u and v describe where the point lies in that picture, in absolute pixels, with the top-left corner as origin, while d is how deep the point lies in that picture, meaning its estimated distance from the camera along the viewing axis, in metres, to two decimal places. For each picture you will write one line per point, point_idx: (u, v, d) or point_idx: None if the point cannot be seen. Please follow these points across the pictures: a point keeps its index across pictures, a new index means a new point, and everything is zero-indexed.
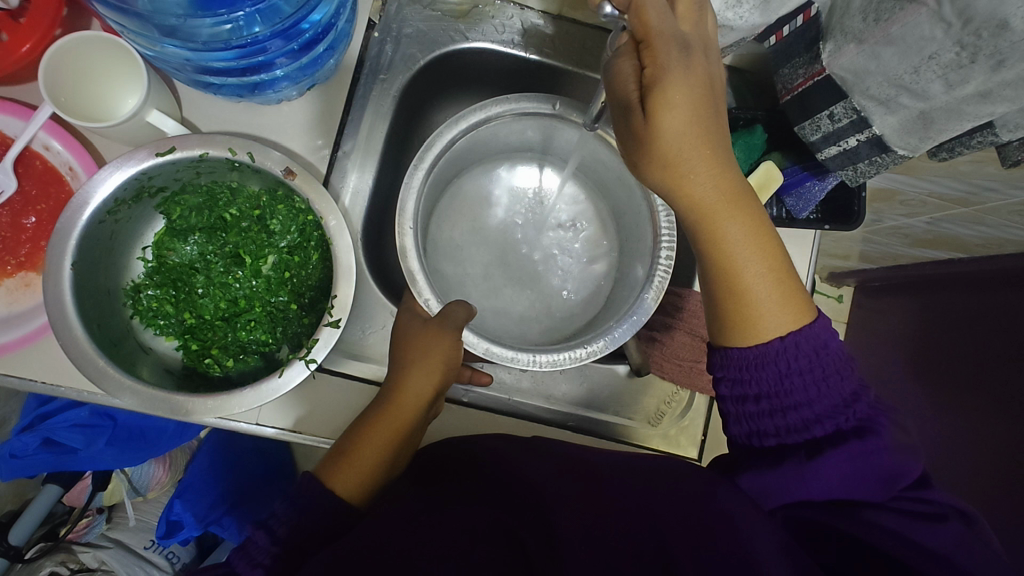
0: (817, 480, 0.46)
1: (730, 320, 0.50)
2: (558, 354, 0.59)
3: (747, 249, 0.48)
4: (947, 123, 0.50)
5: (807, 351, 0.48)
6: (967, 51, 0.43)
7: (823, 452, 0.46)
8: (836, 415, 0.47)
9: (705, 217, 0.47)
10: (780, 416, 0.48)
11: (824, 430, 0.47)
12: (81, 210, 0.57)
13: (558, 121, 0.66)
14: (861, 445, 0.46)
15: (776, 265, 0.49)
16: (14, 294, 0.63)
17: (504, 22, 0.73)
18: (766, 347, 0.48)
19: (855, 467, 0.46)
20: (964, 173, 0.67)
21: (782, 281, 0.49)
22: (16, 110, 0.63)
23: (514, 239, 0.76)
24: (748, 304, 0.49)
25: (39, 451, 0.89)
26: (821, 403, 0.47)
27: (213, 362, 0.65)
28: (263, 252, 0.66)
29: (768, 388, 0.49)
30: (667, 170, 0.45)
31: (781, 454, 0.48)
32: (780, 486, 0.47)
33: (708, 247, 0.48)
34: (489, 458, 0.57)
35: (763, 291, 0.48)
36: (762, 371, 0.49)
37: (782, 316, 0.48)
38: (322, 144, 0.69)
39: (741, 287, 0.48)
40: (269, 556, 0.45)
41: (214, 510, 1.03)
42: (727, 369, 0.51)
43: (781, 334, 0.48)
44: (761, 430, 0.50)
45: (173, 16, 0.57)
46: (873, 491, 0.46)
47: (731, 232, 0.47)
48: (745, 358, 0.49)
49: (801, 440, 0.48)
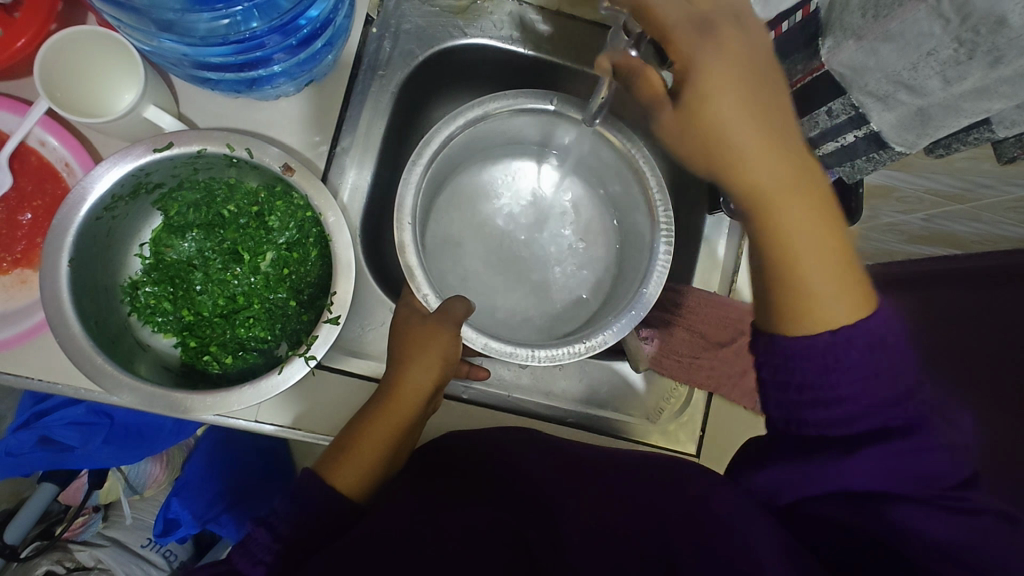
0: (849, 473, 0.44)
1: (780, 307, 0.46)
2: (557, 349, 0.59)
3: (800, 230, 0.44)
4: (944, 119, 0.50)
5: (861, 345, 0.43)
6: (965, 48, 0.43)
7: (859, 447, 0.44)
8: (884, 412, 0.43)
9: (755, 195, 0.44)
10: (823, 410, 0.44)
11: (867, 426, 0.44)
12: (78, 206, 0.57)
13: (558, 118, 0.66)
14: (903, 440, 0.43)
15: (835, 251, 0.44)
16: (10, 291, 0.63)
17: (503, 18, 0.73)
18: (815, 339, 0.44)
19: (889, 463, 0.43)
20: (961, 170, 0.67)
21: (840, 269, 0.44)
22: (12, 105, 0.62)
23: (512, 239, 0.76)
24: (800, 290, 0.45)
25: (35, 449, 0.88)
26: (870, 399, 0.43)
27: (212, 358, 0.65)
28: (261, 248, 0.65)
29: (813, 380, 0.44)
30: (716, 146, 0.44)
31: (815, 446, 0.46)
32: (804, 477, 0.46)
33: (762, 229, 0.45)
34: (489, 453, 0.57)
35: (818, 278, 0.44)
36: (808, 363, 0.44)
37: (837, 308, 0.44)
38: (319, 139, 0.69)
39: (793, 271, 0.45)
40: (270, 553, 0.46)
41: (212, 509, 1.03)
42: (771, 358, 0.46)
43: (833, 326, 0.44)
44: (800, 420, 0.46)
45: (171, 11, 0.57)
46: (905, 486, 0.44)
47: (785, 214, 0.44)
48: (793, 349, 0.45)
49: (841, 432, 0.44)
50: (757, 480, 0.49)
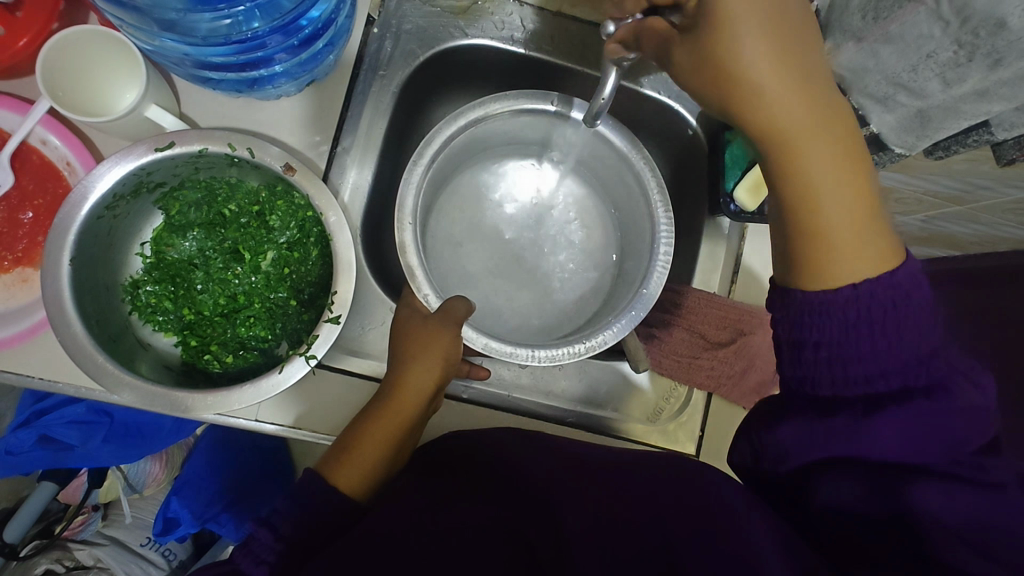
0: (870, 437, 0.42)
1: (800, 262, 0.44)
2: (557, 350, 0.59)
3: (826, 179, 0.41)
4: (944, 122, 0.51)
5: (883, 302, 0.41)
6: (965, 50, 0.44)
7: (882, 408, 0.42)
8: (906, 372, 0.41)
9: (781, 140, 0.41)
10: (840, 367, 0.43)
11: (888, 386, 0.42)
12: (80, 205, 0.57)
13: (558, 118, 0.66)
14: (931, 402, 0.41)
15: (861, 202, 0.42)
16: (11, 290, 0.63)
17: (504, 18, 0.73)
18: (836, 295, 0.42)
19: (912, 427, 0.41)
20: (959, 172, 0.67)
21: (866, 222, 0.42)
22: (14, 104, 0.63)
23: (514, 238, 0.76)
24: (822, 243, 0.43)
25: (35, 448, 0.88)
26: (890, 357, 0.41)
27: (213, 357, 0.65)
28: (262, 248, 0.66)
29: (831, 336, 0.43)
30: (738, 87, 0.41)
31: (833, 406, 0.43)
32: (820, 440, 0.44)
33: (784, 177, 0.42)
34: (488, 452, 0.57)
35: (843, 231, 0.42)
36: (827, 320, 0.43)
37: (860, 262, 0.42)
38: (320, 139, 0.69)
39: (819, 223, 0.42)
40: (273, 553, 0.46)
41: (210, 508, 1.03)
42: (789, 314, 0.45)
43: (854, 281, 0.42)
44: (816, 379, 0.44)
45: (173, 10, 0.57)
46: (929, 452, 0.42)
47: (811, 161, 0.41)
48: (812, 305, 0.43)
49: (860, 393, 0.42)
50: (769, 443, 0.47)
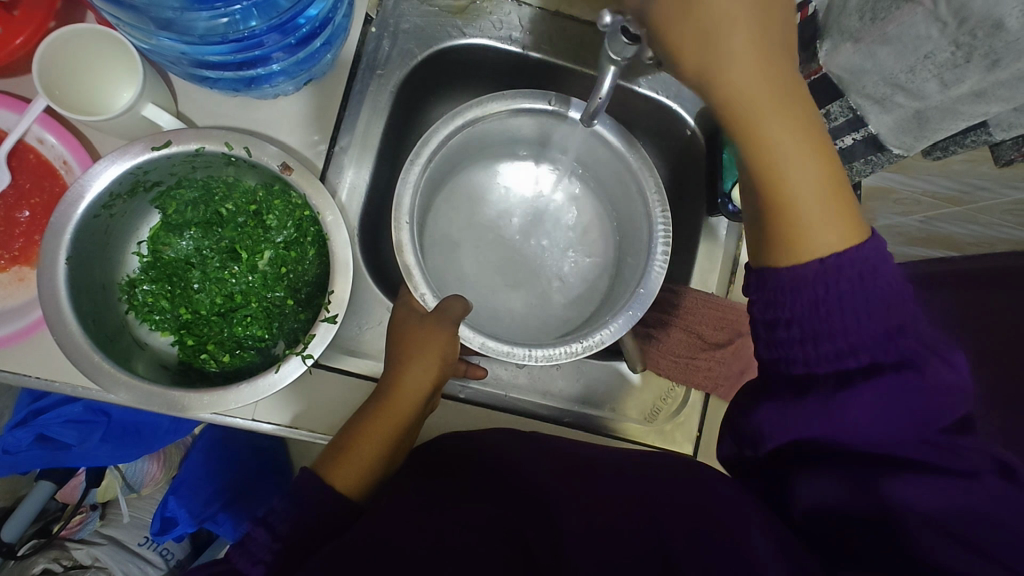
0: (841, 416, 0.42)
1: (771, 236, 0.46)
2: (553, 349, 0.59)
3: (790, 155, 0.43)
4: (942, 123, 0.51)
5: (849, 275, 0.42)
6: (962, 51, 0.43)
7: (853, 384, 0.42)
8: (875, 347, 0.41)
9: (746, 118, 0.44)
10: (810, 344, 0.43)
11: (858, 362, 0.42)
12: (76, 204, 0.57)
13: (556, 119, 0.66)
14: (901, 376, 0.40)
15: (826, 177, 0.44)
16: (8, 289, 0.62)
17: (502, 18, 0.73)
18: (803, 269, 0.44)
19: (884, 406, 0.41)
20: (957, 172, 0.67)
21: (832, 198, 0.44)
22: (10, 103, 0.63)
23: (510, 237, 0.76)
24: (789, 218, 0.44)
25: (32, 447, 0.88)
26: (857, 331, 0.42)
27: (209, 357, 0.65)
28: (259, 247, 0.65)
29: (800, 313, 0.44)
30: (711, 60, 0.43)
31: (808, 386, 0.43)
32: (793, 422, 0.44)
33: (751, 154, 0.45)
34: (485, 453, 0.57)
35: (809, 206, 0.44)
36: (795, 296, 0.44)
37: (823, 235, 0.44)
38: (318, 139, 0.69)
39: (785, 199, 0.44)
40: (270, 552, 0.46)
41: (208, 508, 1.03)
42: (762, 292, 0.46)
43: (823, 254, 0.43)
44: (789, 357, 0.44)
45: (169, 9, 0.57)
46: (901, 432, 0.41)
47: (777, 136, 0.43)
48: (782, 280, 0.45)
49: (831, 368, 0.43)
50: (747, 425, 0.47)
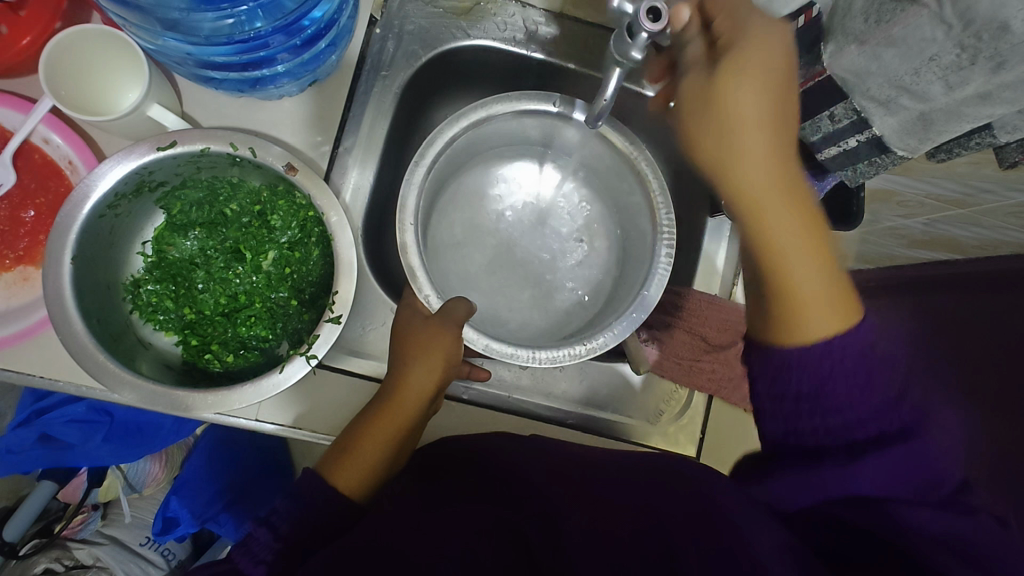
0: (852, 480, 0.43)
1: (774, 313, 0.46)
2: (558, 350, 0.59)
3: (795, 236, 0.45)
4: (946, 124, 0.51)
5: (854, 353, 0.43)
6: (968, 53, 0.44)
7: (863, 455, 0.43)
8: (880, 419, 0.43)
9: (756, 200, 0.45)
10: (819, 418, 0.44)
11: (866, 434, 0.43)
12: (81, 204, 0.57)
13: (560, 120, 0.67)
14: (907, 446, 0.42)
15: (824, 261, 0.45)
16: (12, 288, 0.63)
17: (506, 20, 0.73)
18: (807, 351, 0.44)
19: (894, 471, 0.42)
20: (961, 174, 0.67)
21: (831, 281, 0.45)
22: (17, 103, 0.63)
23: (514, 240, 0.76)
24: (792, 298, 0.45)
25: (35, 446, 0.88)
26: (863, 405, 0.43)
27: (213, 357, 0.65)
28: (263, 247, 0.66)
29: (808, 389, 0.44)
30: (723, 151, 0.45)
31: (818, 454, 0.45)
32: (807, 486, 0.45)
33: (758, 235, 0.45)
34: (488, 455, 0.57)
35: (809, 289, 0.44)
36: (803, 373, 0.44)
37: (821, 318, 0.44)
38: (322, 140, 0.69)
39: (790, 279, 0.45)
40: (271, 553, 0.46)
41: (211, 507, 1.03)
42: (765, 368, 0.46)
43: (824, 336, 0.44)
44: (798, 431, 0.45)
45: (176, 10, 0.58)
46: (908, 490, 0.43)
47: (779, 222, 0.44)
48: (785, 360, 0.45)
49: (840, 441, 0.44)
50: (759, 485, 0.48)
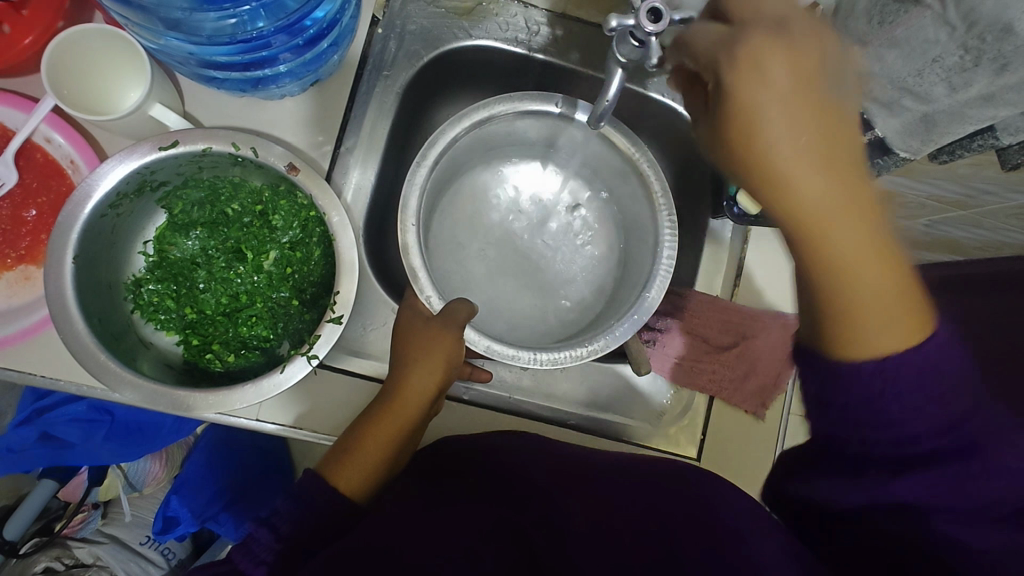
0: (899, 490, 0.40)
1: (824, 330, 0.40)
2: (558, 353, 0.59)
3: (855, 255, 0.37)
4: (949, 126, 0.51)
5: (915, 370, 0.38)
6: (971, 55, 0.44)
7: (911, 469, 0.39)
8: (938, 437, 0.38)
9: (804, 223, 0.37)
10: (868, 433, 0.40)
11: (920, 450, 0.39)
12: (83, 204, 0.57)
13: (561, 121, 0.67)
14: (962, 464, 0.38)
15: (891, 275, 0.38)
16: (14, 287, 0.63)
17: (508, 20, 0.73)
18: (859, 372, 0.39)
19: (944, 485, 0.39)
20: (962, 176, 0.67)
21: (897, 294, 0.38)
22: (18, 102, 0.63)
23: (516, 240, 0.76)
24: (847, 317, 0.39)
25: (36, 445, 0.88)
26: (921, 422, 0.38)
27: (214, 357, 0.65)
28: (264, 247, 0.66)
29: (860, 404, 0.39)
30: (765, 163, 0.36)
31: (863, 464, 0.41)
32: (848, 488, 0.42)
33: (805, 252, 0.38)
34: (489, 457, 0.57)
35: (870, 306, 0.38)
36: (854, 390, 0.39)
37: (878, 334, 0.38)
38: (323, 140, 0.69)
39: (845, 298, 0.38)
40: (272, 553, 0.45)
41: (211, 507, 1.03)
42: (815, 374, 0.41)
43: (882, 356, 0.38)
44: (843, 439, 0.41)
45: (178, 10, 0.57)
46: (959, 503, 0.39)
47: (839, 242, 0.37)
48: (835, 377, 0.40)
49: (889, 454, 0.40)
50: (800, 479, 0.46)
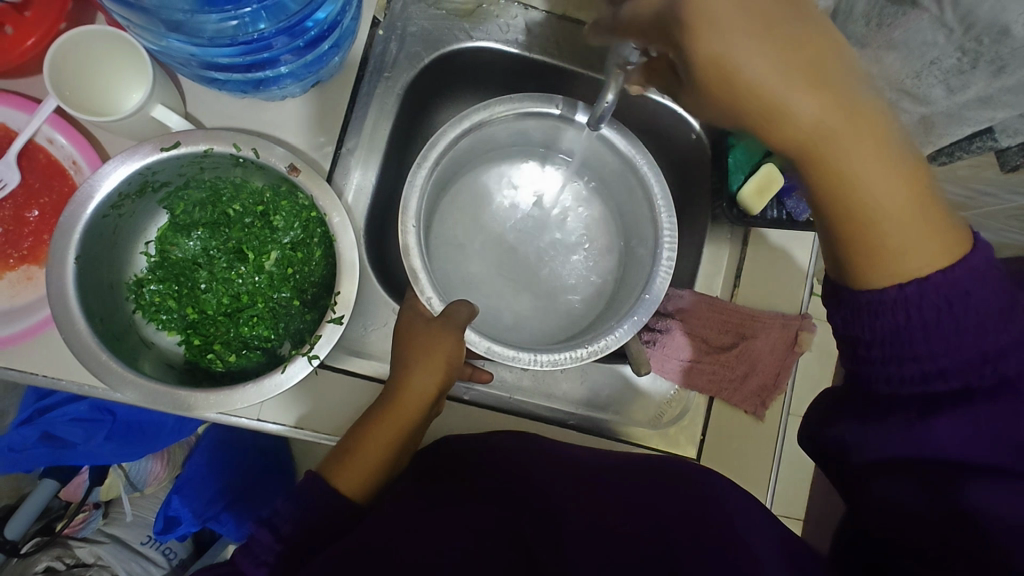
0: (929, 436, 0.39)
1: (850, 256, 0.42)
2: (558, 354, 0.59)
3: (868, 176, 0.39)
4: (947, 128, 0.52)
5: (937, 298, 0.39)
6: (969, 57, 0.44)
7: (941, 411, 0.39)
8: (969, 372, 0.38)
9: (808, 149, 0.39)
10: (895, 367, 0.41)
11: (948, 386, 0.39)
12: (85, 204, 0.57)
13: (561, 122, 0.67)
14: (995, 403, 0.37)
15: (913, 193, 0.39)
16: (16, 287, 0.63)
17: (508, 21, 0.73)
18: (886, 294, 0.41)
19: (981, 429, 0.37)
20: (961, 178, 0.67)
21: (920, 210, 0.39)
22: (21, 103, 0.63)
23: (516, 241, 0.76)
24: (872, 240, 0.40)
25: (38, 445, 0.89)
26: (945, 354, 0.39)
27: (215, 357, 0.65)
28: (266, 248, 0.66)
29: (882, 336, 0.41)
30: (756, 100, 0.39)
31: (891, 407, 0.41)
32: (875, 436, 0.41)
33: (816, 178, 0.40)
34: (489, 457, 0.57)
35: (890, 227, 0.40)
36: (878, 318, 0.41)
37: (911, 257, 0.40)
38: (324, 141, 0.69)
39: (865, 220, 0.40)
40: (274, 554, 0.46)
41: (212, 506, 1.04)
42: (843, 310, 0.43)
43: (911, 278, 0.40)
44: (871, 379, 0.42)
45: (180, 12, 0.58)
46: (996, 454, 0.37)
47: (848, 166, 0.39)
48: (864, 305, 0.42)
49: (915, 392, 0.40)
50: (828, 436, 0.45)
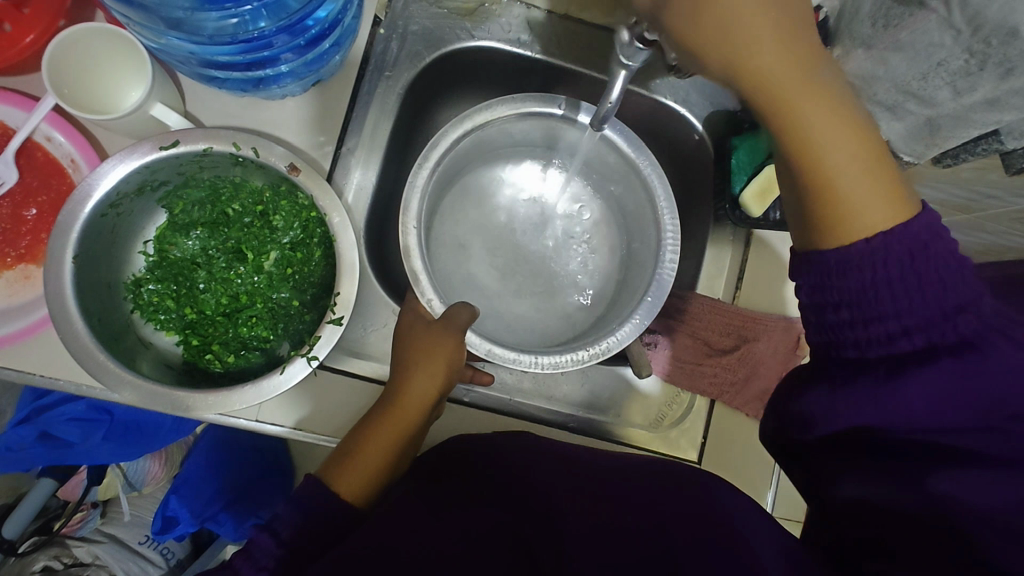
0: (898, 400, 0.39)
1: (814, 216, 0.43)
2: (560, 356, 0.59)
3: (829, 134, 0.41)
4: (953, 130, 0.51)
5: (899, 253, 0.40)
6: (976, 58, 0.43)
7: (906, 372, 0.39)
8: (930, 328, 0.39)
9: (778, 101, 0.40)
10: (860, 327, 0.41)
11: (912, 344, 0.39)
12: (82, 204, 0.56)
13: (563, 122, 0.66)
14: (957, 362, 0.38)
15: (869, 154, 0.41)
16: (13, 286, 0.62)
17: (510, 20, 0.73)
18: (847, 251, 0.41)
19: (947, 390, 0.38)
20: (967, 180, 0.67)
21: (874, 169, 0.41)
22: (20, 101, 0.63)
23: (517, 241, 0.76)
24: (833, 199, 0.42)
25: (35, 444, 0.88)
26: (908, 309, 0.39)
27: (213, 357, 0.65)
28: (265, 248, 0.65)
29: (851, 295, 0.41)
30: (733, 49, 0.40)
31: (859, 370, 0.41)
32: (842, 405, 0.41)
33: (782, 132, 0.42)
34: (489, 460, 0.56)
35: (850, 185, 0.41)
36: (845, 278, 0.42)
37: (870, 214, 0.41)
38: (324, 140, 0.69)
39: (826, 178, 0.41)
40: (273, 558, 0.45)
41: (210, 507, 1.03)
42: (809, 273, 0.44)
43: (868, 235, 0.41)
44: (839, 342, 0.43)
45: (180, 9, 0.58)
46: (960, 415, 0.38)
47: (813, 123, 0.40)
48: (828, 264, 0.42)
49: (882, 353, 0.40)
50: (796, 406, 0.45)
